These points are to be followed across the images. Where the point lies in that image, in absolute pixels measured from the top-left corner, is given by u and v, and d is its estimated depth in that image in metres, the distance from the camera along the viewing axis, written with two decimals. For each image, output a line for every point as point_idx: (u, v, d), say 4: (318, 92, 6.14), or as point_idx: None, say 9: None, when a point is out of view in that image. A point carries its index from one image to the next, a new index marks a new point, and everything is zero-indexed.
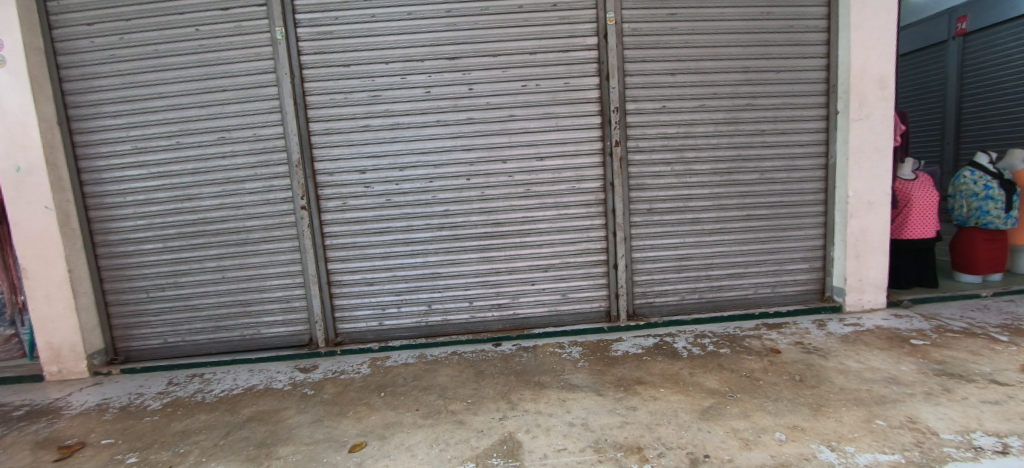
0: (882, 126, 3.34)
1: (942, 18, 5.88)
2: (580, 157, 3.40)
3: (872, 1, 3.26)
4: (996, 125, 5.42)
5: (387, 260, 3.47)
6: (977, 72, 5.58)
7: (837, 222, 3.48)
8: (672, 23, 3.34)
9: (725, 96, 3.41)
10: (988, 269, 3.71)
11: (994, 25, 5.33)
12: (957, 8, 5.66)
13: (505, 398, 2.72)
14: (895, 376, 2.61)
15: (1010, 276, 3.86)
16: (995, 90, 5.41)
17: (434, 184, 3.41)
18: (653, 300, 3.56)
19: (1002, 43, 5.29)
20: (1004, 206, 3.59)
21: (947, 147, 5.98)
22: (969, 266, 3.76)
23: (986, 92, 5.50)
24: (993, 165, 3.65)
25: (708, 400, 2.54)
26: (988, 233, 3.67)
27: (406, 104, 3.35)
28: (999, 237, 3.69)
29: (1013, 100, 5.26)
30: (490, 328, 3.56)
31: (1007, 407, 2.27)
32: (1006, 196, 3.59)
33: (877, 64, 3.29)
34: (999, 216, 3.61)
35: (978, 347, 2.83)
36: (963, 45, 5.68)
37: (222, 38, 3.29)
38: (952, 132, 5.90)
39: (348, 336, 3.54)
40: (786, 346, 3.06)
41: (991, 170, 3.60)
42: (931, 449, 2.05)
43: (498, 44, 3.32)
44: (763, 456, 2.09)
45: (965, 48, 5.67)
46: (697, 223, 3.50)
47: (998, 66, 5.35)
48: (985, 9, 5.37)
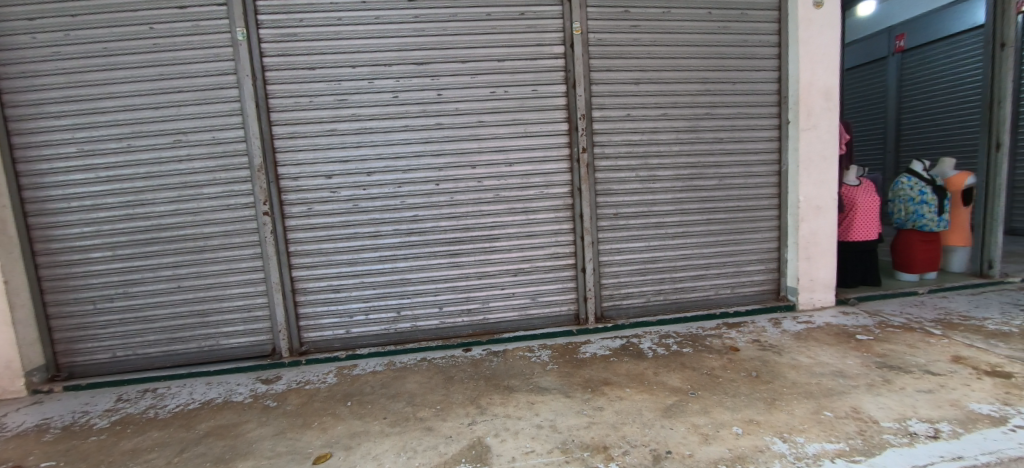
0: (828, 136, 3.58)
1: (883, 35, 6.40)
2: (548, 162, 3.47)
3: (818, 19, 3.50)
4: (930, 135, 5.94)
5: (355, 266, 3.41)
6: (913, 87, 6.10)
7: (790, 225, 3.70)
8: (635, 34, 3.47)
9: (685, 106, 3.57)
10: (924, 268, 4.04)
11: (928, 44, 5.84)
12: (896, 27, 6.19)
13: (475, 403, 2.74)
14: (841, 370, 2.81)
15: (944, 275, 4.21)
16: (929, 103, 5.93)
17: (403, 189, 3.39)
18: (619, 302, 3.66)
19: (933, 61, 5.81)
20: (937, 210, 3.91)
21: (888, 155, 6.48)
22: (907, 266, 4.07)
23: (922, 105, 6.02)
24: (927, 173, 3.98)
25: (671, 398, 2.65)
26: (923, 236, 3.99)
27: (374, 108, 3.31)
28: (934, 239, 4.01)
29: (945, 112, 5.77)
30: (460, 334, 3.56)
31: (937, 396, 2.48)
32: (939, 201, 3.91)
33: (822, 78, 3.54)
34: (933, 219, 3.92)
35: (914, 341, 3.08)
36: (902, 61, 6.19)
37: (178, 38, 3.15)
38: (893, 141, 6.40)
39: (313, 345, 3.46)
40: (744, 344, 3.23)
41: (925, 177, 3.92)
42: (872, 436, 2.21)
43: (468, 50, 3.35)
44: (721, 450, 2.20)
45: (903, 64, 6.19)
46: (661, 227, 3.63)
47: (932, 81, 5.85)
48: (919, 30, 5.90)
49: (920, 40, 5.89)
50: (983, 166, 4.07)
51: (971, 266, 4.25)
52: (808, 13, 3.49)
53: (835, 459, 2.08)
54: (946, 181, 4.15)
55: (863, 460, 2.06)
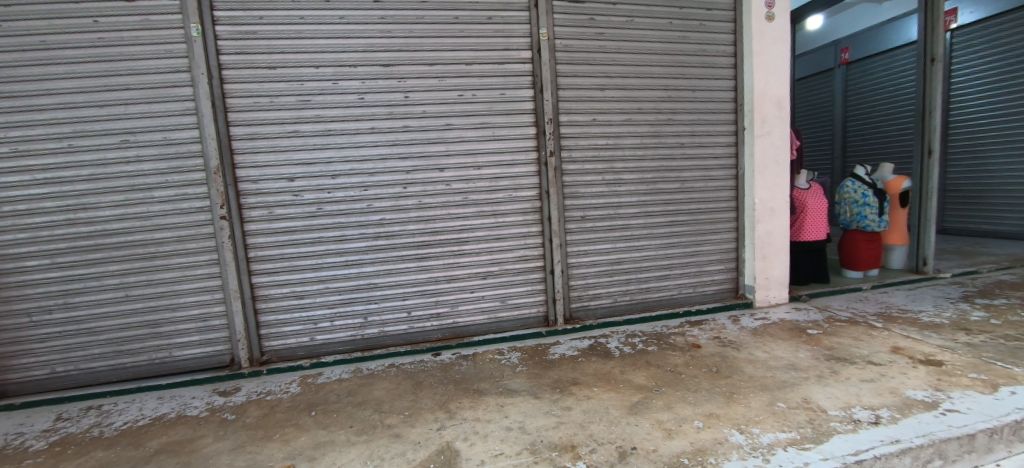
0: (780, 142, 3.80)
1: (830, 48, 6.87)
2: (516, 166, 3.50)
3: (770, 31, 3.71)
4: (872, 141, 6.41)
5: (320, 271, 3.32)
6: (856, 97, 6.58)
7: (747, 227, 3.89)
8: (600, 41, 3.56)
9: (648, 112, 3.69)
10: (867, 265, 4.34)
11: (868, 57, 6.32)
12: (841, 41, 6.66)
13: (444, 408, 2.72)
14: (793, 363, 2.99)
15: (885, 272, 4.54)
16: (869, 111, 6.41)
17: (369, 192, 3.33)
18: (588, 303, 3.73)
19: (873, 73, 6.29)
20: (878, 211, 4.20)
21: (834, 160, 6.94)
22: (853, 264, 4.36)
23: (864, 113, 6.50)
24: (869, 178, 4.29)
25: (636, 396, 2.73)
26: (867, 235, 4.29)
27: (339, 110, 3.24)
28: (875, 238, 4.31)
29: (883, 121, 6.25)
30: (429, 338, 3.53)
31: (878, 385, 2.68)
32: (881, 203, 4.21)
33: (774, 87, 3.75)
34: (875, 220, 4.21)
35: (859, 334, 3.30)
36: (846, 73, 6.67)
37: (126, 32, 2.97)
38: (839, 146, 6.86)
39: (275, 354, 3.34)
40: (705, 341, 3.37)
41: (867, 181, 4.22)
42: (821, 424, 2.37)
43: (435, 52, 3.33)
44: (683, 444, 2.29)
45: (847, 75, 6.67)
46: (626, 229, 3.74)
47: (873, 91, 6.32)
48: (861, 44, 6.37)
49: (863, 52, 6.36)
50: (917, 170, 4.43)
51: (908, 263, 4.60)
52: (761, 26, 3.69)
53: (787, 448, 2.21)
54: (886, 185, 4.48)
55: (813, 447, 2.20)
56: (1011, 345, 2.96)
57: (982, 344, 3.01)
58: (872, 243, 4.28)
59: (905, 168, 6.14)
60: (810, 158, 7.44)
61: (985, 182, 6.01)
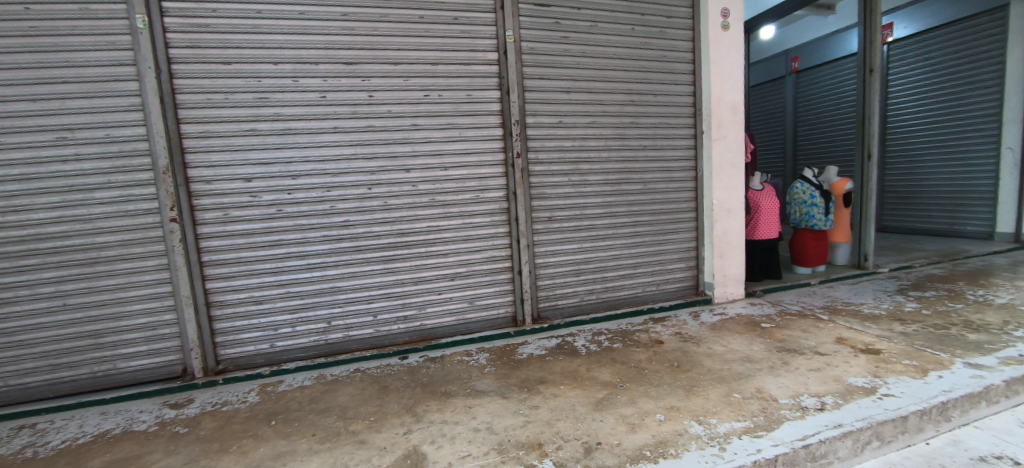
0: (734, 145, 3.99)
1: (781, 57, 7.30)
2: (483, 167, 3.50)
3: (725, 40, 3.89)
4: (818, 145, 6.86)
5: (280, 275, 3.20)
6: (804, 103, 7.02)
7: (706, 226, 4.06)
8: (565, 45, 3.62)
9: (611, 115, 3.79)
10: (815, 261, 4.62)
11: (815, 67, 6.76)
12: (791, 51, 7.09)
13: (411, 412, 2.69)
14: (748, 355, 3.15)
15: (831, 267, 4.85)
16: (816, 117, 6.85)
17: (332, 193, 3.24)
18: (555, 303, 3.78)
19: (819, 81, 6.73)
20: (824, 211, 4.48)
21: (785, 162, 7.38)
22: (802, 260, 4.64)
23: (810, 119, 6.94)
24: (816, 180, 4.57)
25: (601, 392, 2.80)
26: (814, 233, 4.57)
27: (300, 108, 3.14)
28: (822, 236, 4.61)
29: (827, 126, 6.69)
30: (396, 341, 3.47)
31: (823, 373, 2.87)
32: (827, 203, 4.50)
33: (729, 93, 3.94)
34: (822, 219, 4.49)
35: (808, 326, 3.52)
36: (795, 81, 7.10)
37: (64, 22, 2.77)
38: (790, 149, 7.30)
39: (232, 363, 3.19)
40: (667, 337, 3.49)
41: (815, 183, 4.51)
42: (772, 412, 2.51)
43: (400, 52, 3.28)
44: (645, 437, 2.37)
45: (796, 83, 7.10)
46: (591, 229, 3.82)
47: (820, 99, 6.75)
48: (808, 54, 6.80)
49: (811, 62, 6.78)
50: (858, 173, 4.76)
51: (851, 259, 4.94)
52: (717, 35, 3.87)
53: (742, 436, 2.34)
54: (830, 186, 4.79)
55: (765, 435, 2.34)
56: (939, 333, 3.24)
57: (913, 333, 3.28)
58: (819, 240, 4.57)
59: (848, 171, 6.60)
60: (764, 161, 7.86)
61: (918, 185, 6.54)
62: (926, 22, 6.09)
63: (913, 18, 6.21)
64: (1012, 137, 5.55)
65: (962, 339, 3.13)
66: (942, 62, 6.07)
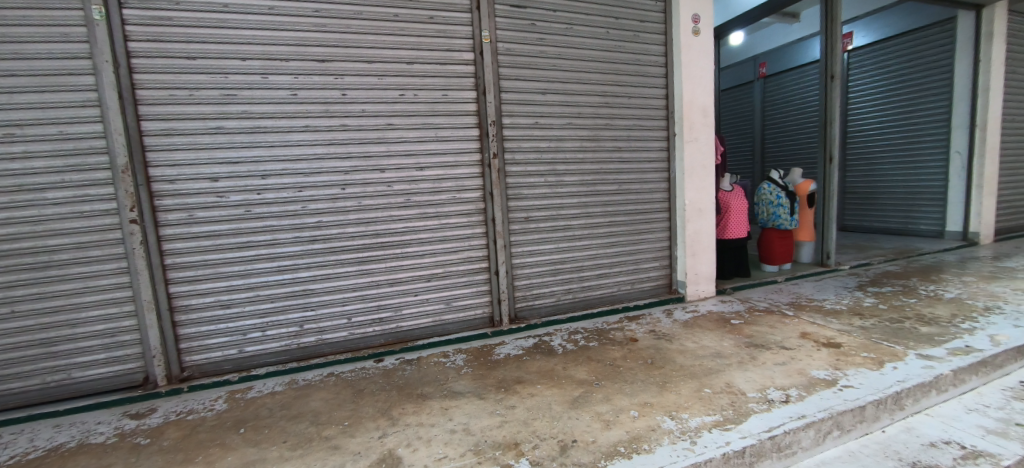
0: (705, 147, 4.10)
1: (750, 63, 7.57)
2: (459, 167, 3.48)
3: (696, 45, 4.00)
4: (784, 148, 7.14)
5: (249, 278, 3.10)
6: (770, 107, 7.29)
7: (678, 226, 4.17)
8: (541, 46, 3.64)
9: (587, 116, 3.84)
10: (781, 259, 4.80)
11: (781, 72, 7.04)
12: (760, 56, 7.37)
13: (386, 415, 2.66)
14: (718, 351, 3.25)
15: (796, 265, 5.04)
16: (782, 121, 7.13)
17: (304, 193, 3.16)
18: (532, 303, 3.80)
19: (784, 86, 7.01)
20: (790, 211, 4.66)
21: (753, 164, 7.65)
22: (769, 259, 4.82)
23: (777, 123, 7.22)
24: (782, 181, 4.76)
25: (577, 390, 2.84)
26: (780, 232, 4.75)
27: (269, 106, 3.05)
28: (788, 235, 4.79)
29: (792, 129, 6.97)
30: (371, 344, 3.42)
31: (789, 367, 2.99)
32: (792, 204, 4.68)
33: (700, 97, 4.05)
34: (787, 219, 4.67)
35: (774, 322, 3.66)
36: (762, 85, 7.38)
37: (12, 12, 2.63)
38: (757, 152, 7.58)
39: (198, 370, 3.07)
40: (642, 334, 3.56)
41: (781, 184, 4.69)
42: (740, 406, 2.60)
43: (374, 50, 3.23)
44: (620, 433, 2.41)
45: (763, 88, 7.37)
46: (568, 229, 3.85)
47: (786, 103, 7.02)
48: (776, 60, 7.08)
49: (778, 68, 7.05)
50: (821, 175, 4.97)
51: (815, 257, 5.15)
52: (688, 40, 3.98)
53: (712, 429, 2.41)
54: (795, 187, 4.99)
55: (733, 427, 2.42)
56: (895, 327, 3.42)
57: (871, 327, 3.45)
58: (785, 239, 4.75)
59: (811, 172, 6.89)
60: (733, 162, 8.11)
61: (876, 186, 6.89)
62: (885, 31, 6.41)
63: (871, 28, 6.54)
64: (960, 142, 5.93)
65: (915, 332, 3.32)
66: (897, 69, 6.40)
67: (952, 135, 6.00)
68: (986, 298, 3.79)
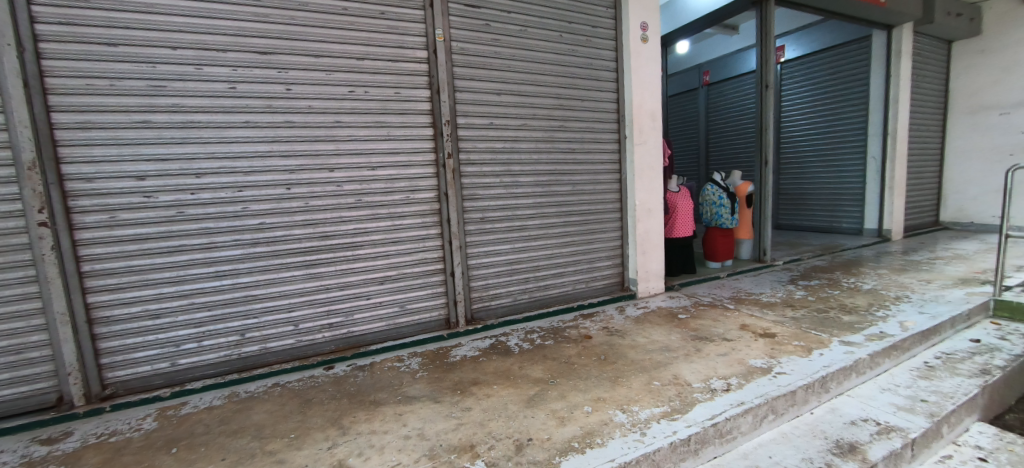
0: (652, 150, 4.28)
1: (694, 71, 8.01)
2: (413, 167, 3.40)
3: (644, 52, 4.16)
4: (724, 152, 7.62)
5: (181, 285, 2.86)
6: (712, 113, 7.75)
7: (629, 225, 4.31)
8: (495, 47, 3.64)
9: (541, 118, 3.88)
10: (723, 256, 5.09)
11: (721, 81, 7.50)
12: (702, 65, 7.81)
13: (337, 424, 2.54)
14: (666, 345, 3.40)
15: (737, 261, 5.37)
16: (721, 127, 7.61)
17: (245, 193, 2.96)
18: (489, 303, 3.79)
19: (724, 94, 7.47)
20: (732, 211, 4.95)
21: (697, 167, 8.11)
22: (713, 256, 5.10)
23: (717, 128, 7.69)
24: (723, 183, 5.05)
25: (533, 389, 2.86)
26: (722, 231, 5.04)
27: (204, 99, 2.84)
28: (729, 233, 5.08)
29: (730, 134, 7.45)
30: (320, 351, 3.26)
31: (729, 357, 3.18)
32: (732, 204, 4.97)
33: (648, 101, 4.22)
34: (729, 219, 4.95)
35: (718, 315, 3.88)
36: (705, 93, 7.82)
37: None
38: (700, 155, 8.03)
39: (123, 387, 2.79)
40: (595, 331, 3.65)
41: (723, 186, 4.98)
42: (686, 396, 2.73)
43: (321, 44, 3.09)
44: (574, 428, 2.46)
45: (705, 95, 7.82)
46: (523, 229, 3.87)
47: (725, 110, 7.48)
48: (716, 69, 7.53)
49: (720, 76, 7.49)
50: (757, 177, 5.34)
51: (753, 254, 5.50)
52: (637, 47, 4.13)
53: (660, 420, 2.51)
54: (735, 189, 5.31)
55: (680, 417, 2.53)
56: (822, 317, 3.73)
57: (801, 318, 3.75)
58: (727, 237, 5.04)
59: (749, 175, 7.38)
60: (679, 165, 8.53)
61: (806, 189, 7.48)
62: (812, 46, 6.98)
63: (800, 43, 7.10)
64: (875, 149, 6.58)
65: (838, 320, 3.64)
66: (823, 82, 7.01)
67: (869, 143, 6.64)
68: (896, 288, 4.22)
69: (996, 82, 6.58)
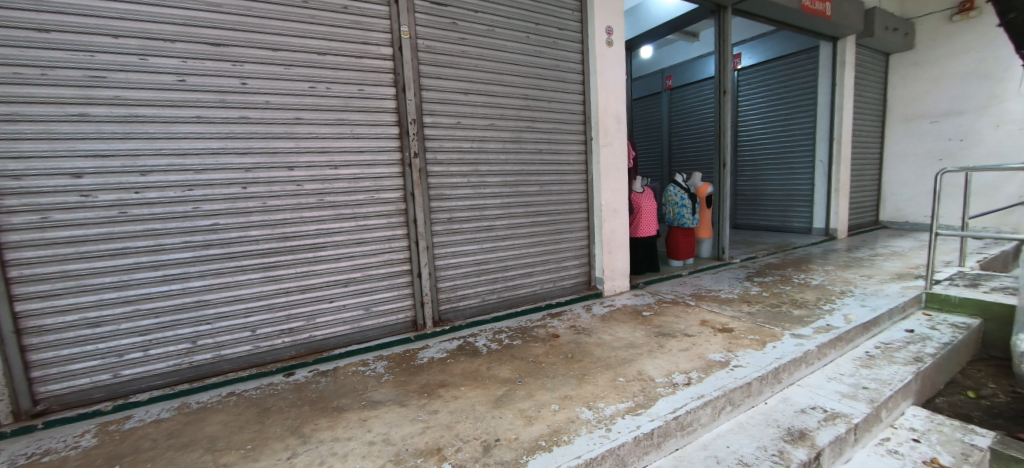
0: (617, 152, 4.37)
1: (657, 76, 8.24)
2: (378, 166, 3.32)
3: (609, 56, 4.25)
4: (685, 154, 7.89)
5: (124, 291, 2.67)
6: (674, 117, 8.01)
7: (596, 226, 4.38)
8: (462, 46, 3.61)
9: (509, 118, 3.89)
10: (685, 255, 5.27)
11: (683, 86, 7.77)
12: (665, 70, 8.05)
13: (296, 433, 2.44)
14: (631, 342, 3.48)
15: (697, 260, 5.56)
16: (683, 130, 7.87)
17: (195, 192, 2.79)
18: (457, 304, 3.74)
19: (686, 99, 7.74)
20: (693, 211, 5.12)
21: (660, 168, 8.37)
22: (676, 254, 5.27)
23: (679, 131, 7.96)
24: (685, 184, 5.22)
25: (500, 389, 2.85)
26: (684, 230, 5.21)
27: (149, 91, 2.65)
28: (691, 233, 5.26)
29: (691, 137, 7.73)
30: (280, 357, 3.12)
31: (690, 352, 3.30)
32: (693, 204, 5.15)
33: (613, 104, 4.31)
34: (690, 219, 5.12)
35: (680, 312, 4.01)
36: (667, 97, 8.07)
37: None
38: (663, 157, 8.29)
39: (57, 402, 2.57)
40: (562, 330, 3.69)
41: (684, 187, 5.16)
42: (649, 391, 2.81)
43: (279, 37, 2.96)
44: (541, 427, 2.47)
45: (668, 99, 8.07)
46: (490, 229, 3.86)
47: (687, 114, 7.76)
48: (678, 75, 7.79)
49: (682, 81, 7.76)
50: (716, 179, 5.56)
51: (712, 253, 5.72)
52: (602, 50, 4.21)
53: (625, 416, 2.57)
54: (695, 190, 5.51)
55: (643, 412, 2.60)
56: (776, 311, 3.93)
57: (756, 312, 3.93)
58: (688, 237, 5.22)
59: (707, 176, 7.67)
60: (643, 166, 8.77)
61: (760, 190, 7.87)
62: (768, 54, 7.37)
63: (755, 52, 7.48)
64: (822, 152, 6.98)
65: (790, 314, 3.84)
66: (775, 89, 7.40)
67: (817, 146, 7.04)
68: (841, 284, 4.51)
69: (928, 92, 7.18)
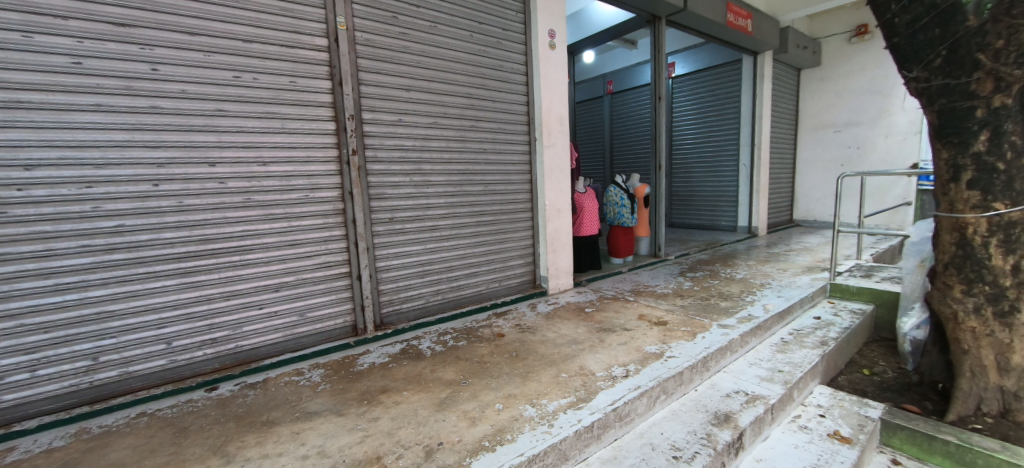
0: (560, 153, 4.44)
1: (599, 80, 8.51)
2: (313, 163, 3.11)
3: (552, 59, 4.30)
4: (623, 156, 8.23)
5: (5, 304, 2.30)
6: (615, 120, 8.33)
7: (539, 225, 4.43)
8: (404, 41, 3.48)
9: (453, 116, 3.81)
10: (625, 252, 5.48)
11: (623, 91, 8.08)
12: (606, 75, 8.34)
13: (219, 452, 2.23)
14: (574, 338, 3.55)
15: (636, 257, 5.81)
16: (622, 133, 8.20)
17: (96, 189, 2.46)
18: (399, 307, 3.61)
19: (625, 103, 8.06)
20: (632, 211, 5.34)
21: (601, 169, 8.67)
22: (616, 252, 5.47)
23: (618, 134, 8.28)
24: (624, 185, 5.44)
25: (444, 392, 2.79)
26: (623, 229, 5.42)
27: (35, 74, 2.30)
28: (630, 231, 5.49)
29: (629, 140, 8.07)
30: (201, 371, 2.83)
31: (629, 345, 3.43)
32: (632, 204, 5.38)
33: (556, 106, 4.37)
34: (630, 218, 5.34)
35: (619, 307, 4.16)
36: (608, 101, 8.36)
37: None
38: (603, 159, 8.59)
39: None
40: (508, 329, 3.69)
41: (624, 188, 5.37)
42: (590, 385, 2.88)
43: (198, 20, 2.68)
44: (485, 427, 2.45)
45: (608, 103, 8.36)
46: (434, 230, 3.77)
47: (626, 118, 8.09)
48: (619, 80, 8.10)
49: (620, 87, 8.10)
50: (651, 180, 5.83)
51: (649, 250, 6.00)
52: (546, 53, 4.26)
53: (566, 410, 2.61)
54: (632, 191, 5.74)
55: (585, 405, 2.66)
56: (705, 304, 4.21)
57: (688, 305, 4.19)
58: (627, 235, 5.43)
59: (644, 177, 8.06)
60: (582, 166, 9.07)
61: (690, 190, 8.40)
62: (697, 64, 7.90)
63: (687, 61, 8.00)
64: (744, 157, 7.57)
65: (717, 306, 4.13)
66: (704, 98, 7.94)
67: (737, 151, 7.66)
68: (761, 277, 4.91)
69: (828, 105, 8.05)
